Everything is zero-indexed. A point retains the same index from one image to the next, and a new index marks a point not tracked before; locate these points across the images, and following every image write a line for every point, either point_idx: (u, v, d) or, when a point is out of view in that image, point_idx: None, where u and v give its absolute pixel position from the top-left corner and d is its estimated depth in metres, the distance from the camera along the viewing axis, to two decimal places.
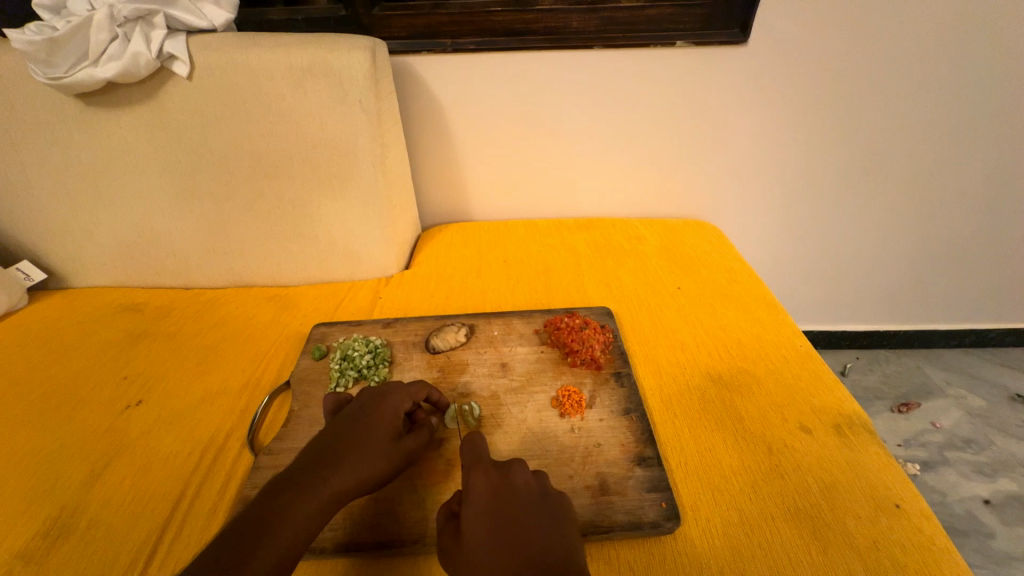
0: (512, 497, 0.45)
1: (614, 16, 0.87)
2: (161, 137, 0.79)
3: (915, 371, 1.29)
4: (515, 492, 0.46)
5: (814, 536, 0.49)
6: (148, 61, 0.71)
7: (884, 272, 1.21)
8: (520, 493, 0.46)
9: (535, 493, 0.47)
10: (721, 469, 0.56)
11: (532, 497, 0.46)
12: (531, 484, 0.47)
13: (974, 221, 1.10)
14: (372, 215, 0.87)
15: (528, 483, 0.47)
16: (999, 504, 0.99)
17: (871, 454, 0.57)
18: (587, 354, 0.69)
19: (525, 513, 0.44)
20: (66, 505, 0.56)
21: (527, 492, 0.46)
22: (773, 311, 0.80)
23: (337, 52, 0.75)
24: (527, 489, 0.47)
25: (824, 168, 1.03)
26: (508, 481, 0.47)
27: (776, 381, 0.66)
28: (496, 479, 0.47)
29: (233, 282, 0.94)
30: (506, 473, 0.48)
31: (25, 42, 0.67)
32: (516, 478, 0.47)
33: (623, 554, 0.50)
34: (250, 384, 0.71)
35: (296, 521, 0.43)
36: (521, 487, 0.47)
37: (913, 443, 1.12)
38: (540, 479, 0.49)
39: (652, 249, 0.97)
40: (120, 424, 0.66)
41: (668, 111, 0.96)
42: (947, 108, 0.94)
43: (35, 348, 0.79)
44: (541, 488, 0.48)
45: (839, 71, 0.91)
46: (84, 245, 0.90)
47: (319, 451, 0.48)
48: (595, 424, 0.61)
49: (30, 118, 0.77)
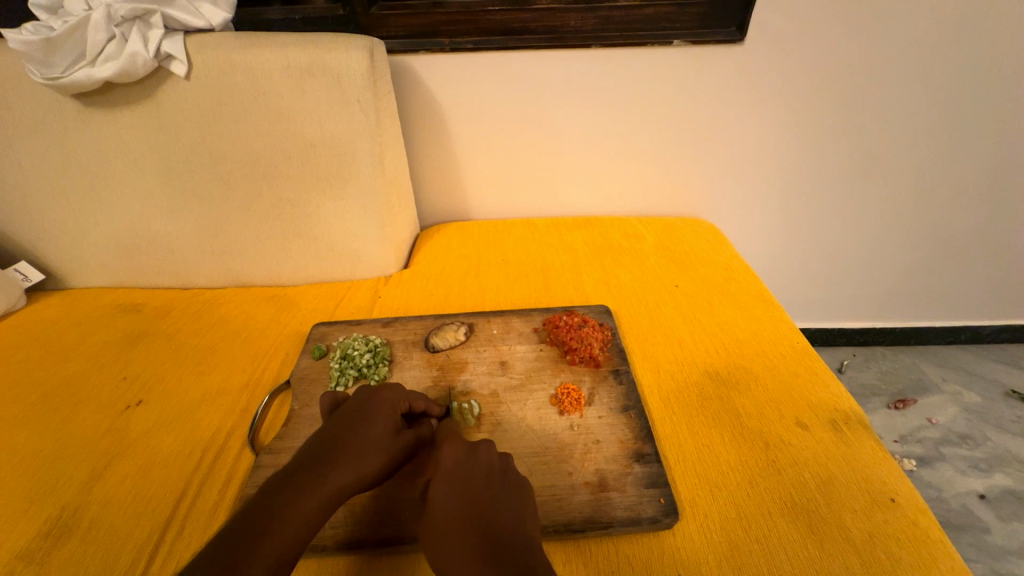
0: (477, 471, 0.47)
1: (611, 15, 0.87)
2: (159, 137, 0.79)
3: (912, 367, 1.30)
4: (477, 468, 0.47)
5: (810, 530, 0.50)
6: (145, 61, 0.71)
7: (881, 270, 1.22)
8: (482, 467, 0.47)
9: (495, 468, 0.48)
10: (718, 465, 0.57)
11: (494, 474, 0.47)
12: (494, 459, 0.48)
13: (970, 219, 1.11)
14: (371, 213, 0.87)
15: (492, 459, 0.48)
16: (994, 499, 1.00)
17: (867, 448, 0.58)
18: (586, 351, 0.69)
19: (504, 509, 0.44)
20: (67, 505, 0.56)
21: (487, 467, 0.48)
22: (770, 307, 0.80)
23: (334, 51, 0.75)
24: (489, 465, 0.48)
25: (821, 166, 1.04)
26: (472, 455, 0.48)
27: (773, 377, 0.67)
28: (460, 454, 0.48)
29: (232, 281, 0.94)
30: (472, 448, 0.49)
31: (21, 42, 0.66)
32: (482, 453, 0.48)
33: (622, 550, 0.50)
34: (250, 383, 0.71)
35: (296, 521, 0.42)
36: (484, 461, 0.48)
37: (910, 439, 1.12)
38: (505, 457, 0.50)
39: (650, 247, 0.97)
40: (120, 424, 0.66)
41: (665, 110, 0.97)
42: (945, 105, 0.95)
43: (34, 349, 0.79)
44: (503, 466, 0.48)
45: (837, 70, 0.91)
46: (82, 245, 0.90)
47: (321, 446, 0.48)
48: (594, 422, 0.62)
49: (27, 119, 0.77)
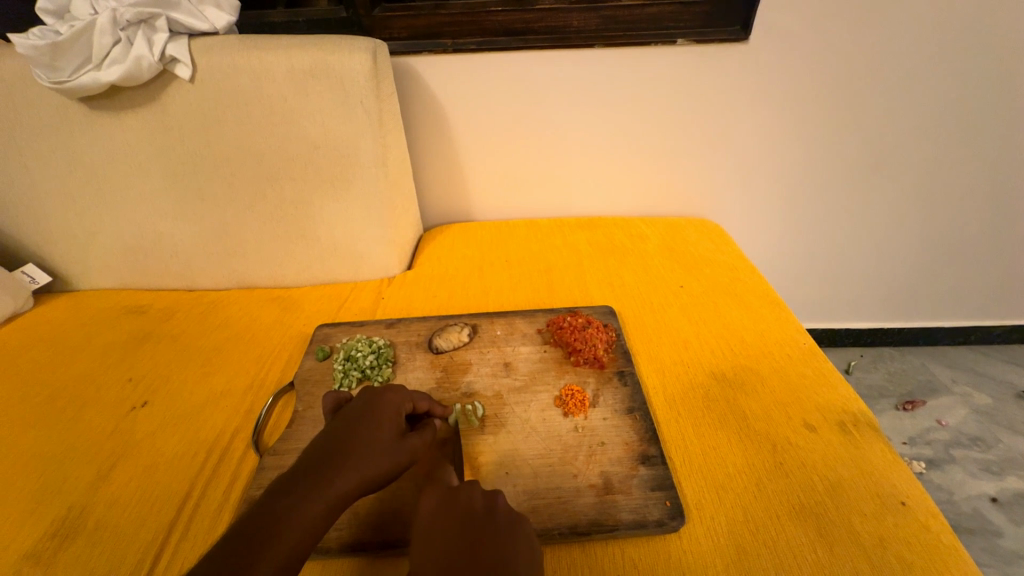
0: (455, 516, 0.44)
1: (614, 15, 0.87)
2: (164, 140, 0.79)
3: (921, 368, 1.29)
4: (455, 515, 0.44)
5: (819, 534, 0.49)
6: (150, 64, 0.71)
7: (888, 270, 1.21)
8: (461, 513, 0.44)
9: (475, 513, 0.44)
10: (725, 468, 0.56)
11: (473, 517, 0.44)
12: (475, 503, 0.45)
13: (980, 217, 1.10)
14: (374, 215, 0.87)
15: (474, 502, 0.45)
16: (1006, 502, 0.98)
17: (877, 451, 0.57)
18: (591, 353, 0.69)
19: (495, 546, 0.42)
20: (73, 506, 0.56)
21: (467, 512, 0.44)
22: (776, 308, 0.79)
23: (337, 53, 0.75)
24: (468, 509, 0.45)
25: (827, 166, 1.03)
26: (451, 501, 0.45)
27: (780, 379, 0.66)
28: (436, 500, 0.46)
29: (236, 283, 0.94)
30: (452, 495, 0.46)
31: (30, 46, 0.67)
32: (461, 498, 0.45)
33: (628, 553, 0.50)
34: (254, 384, 0.71)
35: (302, 524, 0.42)
36: (462, 507, 0.45)
37: (919, 441, 1.11)
38: (491, 495, 0.46)
39: (654, 248, 0.97)
40: (125, 425, 0.66)
41: (669, 110, 0.96)
42: (953, 102, 0.93)
43: (41, 350, 0.80)
44: (485, 505, 0.45)
45: (843, 68, 0.90)
46: (88, 248, 0.90)
47: (321, 452, 0.47)
48: (599, 423, 0.61)
49: (33, 123, 0.78)
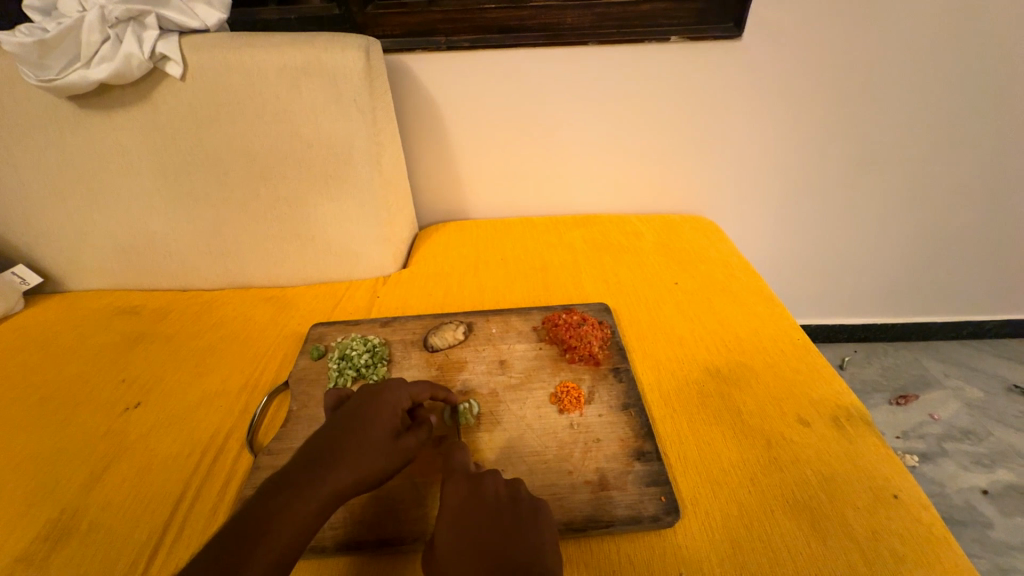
0: (484, 504, 0.44)
1: (608, 12, 0.87)
2: (156, 139, 0.79)
3: (913, 363, 1.30)
4: (481, 502, 0.44)
5: (813, 528, 0.50)
6: (141, 62, 0.70)
7: (880, 266, 1.22)
8: (488, 502, 0.44)
9: (502, 501, 0.45)
10: (720, 463, 0.56)
11: (501, 506, 0.44)
12: (501, 491, 0.46)
13: (970, 214, 1.10)
14: (369, 213, 0.87)
15: (500, 492, 0.46)
16: (997, 494, 0.99)
17: (870, 445, 0.57)
18: (586, 350, 0.69)
19: (513, 529, 0.42)
20: (66, 509, 0.56)
21: (494, 499, 0.45)
22: (771, 304, 0.80)
23: (329, 50, 0.74)
24: (496, 498, 0.45)
25: (820, 163, 1.03)
26: (472, 494, 0.46)
27: (774, 374, 0.67)
28: (464, 492, 0.45)
29: (230, 282, 0.94)
30: (477, 484, 0.46)
31: (16, 44, 0.66)
32: (487, 487, 0.46)
33: (624, 549, 0.50)
34: (248, 384, 0.71)
35: (296, 522, 0.41)
36: (489, 495, 0.45)
37: (912, 435, 1.12)
38: (515, 485, 0.47)
39: (649, 245, 0.97)
40: (119, 426, 0.65)
41: (663, 108, 0.97)
42: (945, 100, 0.94)
43: (32, 352, 0.79)
44: (512, 496, 0.46)
45: (836, 67, 0.91)
46: (79, 248, 0.89)
47: (318, 450, 0.46)
48: (594, 420, 0.61)
49: (22, 122, 0.77)
